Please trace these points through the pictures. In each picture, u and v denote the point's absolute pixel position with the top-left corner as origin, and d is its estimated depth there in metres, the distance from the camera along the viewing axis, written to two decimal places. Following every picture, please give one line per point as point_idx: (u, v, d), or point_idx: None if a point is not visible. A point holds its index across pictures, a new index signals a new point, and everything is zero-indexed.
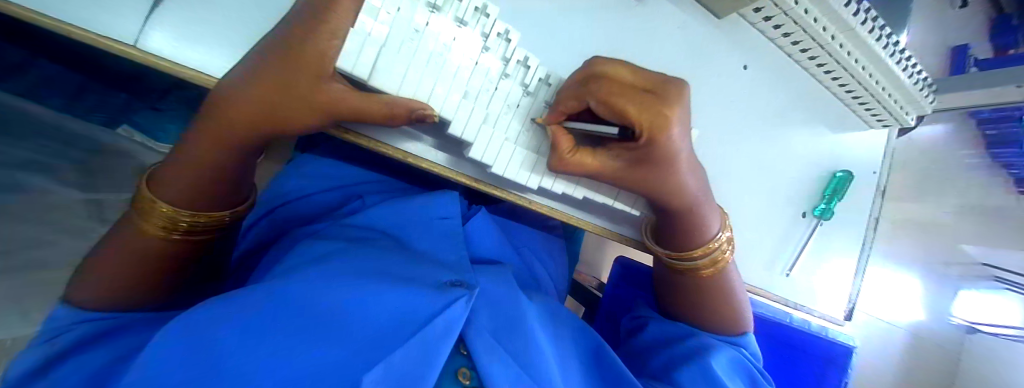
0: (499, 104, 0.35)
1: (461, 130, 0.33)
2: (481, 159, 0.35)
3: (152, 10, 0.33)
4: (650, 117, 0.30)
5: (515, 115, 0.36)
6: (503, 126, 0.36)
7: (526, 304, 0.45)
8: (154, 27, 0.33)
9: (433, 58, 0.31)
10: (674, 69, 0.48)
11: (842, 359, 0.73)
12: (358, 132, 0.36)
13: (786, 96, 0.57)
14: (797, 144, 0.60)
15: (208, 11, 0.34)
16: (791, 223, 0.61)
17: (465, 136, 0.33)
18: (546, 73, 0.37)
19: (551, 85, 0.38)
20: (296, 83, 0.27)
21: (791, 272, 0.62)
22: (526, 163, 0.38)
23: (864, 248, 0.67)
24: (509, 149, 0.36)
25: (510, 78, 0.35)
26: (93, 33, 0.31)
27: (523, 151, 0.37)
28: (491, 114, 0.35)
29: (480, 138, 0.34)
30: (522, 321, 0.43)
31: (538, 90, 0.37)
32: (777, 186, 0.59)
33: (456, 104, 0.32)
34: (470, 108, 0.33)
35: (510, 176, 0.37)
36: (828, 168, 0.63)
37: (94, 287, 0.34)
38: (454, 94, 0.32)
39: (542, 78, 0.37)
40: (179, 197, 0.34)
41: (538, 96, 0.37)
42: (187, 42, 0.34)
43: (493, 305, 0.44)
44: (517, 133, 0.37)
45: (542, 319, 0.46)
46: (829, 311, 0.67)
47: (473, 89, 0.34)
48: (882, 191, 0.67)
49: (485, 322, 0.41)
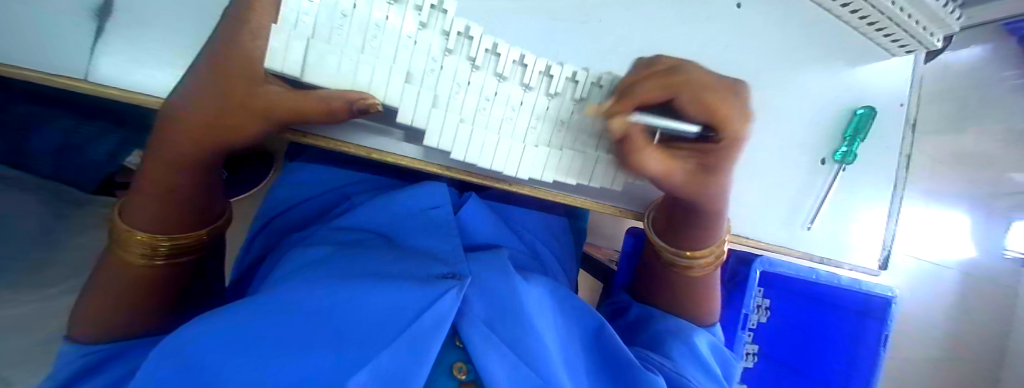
0: (448, 83, 0.32)
1: (411, 115, 0.31)
2: (438, 146, 0.33)
3: (97, 39, 0.31)
4: (740, 122, 0.33)
5: (468, 93, 0.33)
6: (456, 107, 0.33)
7: (524, 288, 0.42)
8: (102, 55, 0.32)
9: (367, 44, 0.29)
10: (658, 19, 0.44)
11: (881, 312, 0.66)
12: (316, 134, 0.35)
13: (792, 33, 0.52)
14: (809, 84, 0.54)
15: (149, 28, 0.32)
16: (809, 171, 0.56)
17: (415, 122, 0.32)
18: (493, 42, 0.33)
19: (501, 54, 0.34)
20: (232, 88, 0.26)
21: (813, 225, 0.57)
22: (488, 146, 0.35)
23: (895, 192, 0.62)
24: (467, 130, 0.34)
25: (455, 53, 0.32)
26: (44, 72, 0.31)
27: (483, 132, 0.34)
28: (442, 96, 0.33)
29: (433, 122, 0.32)
30: (516, 308, 0.40)
31: (488, 63, 0.34)
32: (789, 132, 0.54)
33: (401, 90, 0.30)
34: (416, 92, 0.31)
35: (473, 160, 0.35)
36: (849, 105, 0.57)
37: (84, 323, 0.34)
38: (396, 80, 0.30)
39: (490, 49, 0.33)
40: (149, 223, 0.33)
41: (489, 69, 0.34)
42: (133, 66, 0.32)
43: (487, 293, 0.42)
44: (474, 113, 0.34)
45: (541, 303, 0.44)
46: (863, 263, 0.62)
47: (416, 72, 0.31)
48: (911, 124, 0.61)
49: (480, 313, 0.40)
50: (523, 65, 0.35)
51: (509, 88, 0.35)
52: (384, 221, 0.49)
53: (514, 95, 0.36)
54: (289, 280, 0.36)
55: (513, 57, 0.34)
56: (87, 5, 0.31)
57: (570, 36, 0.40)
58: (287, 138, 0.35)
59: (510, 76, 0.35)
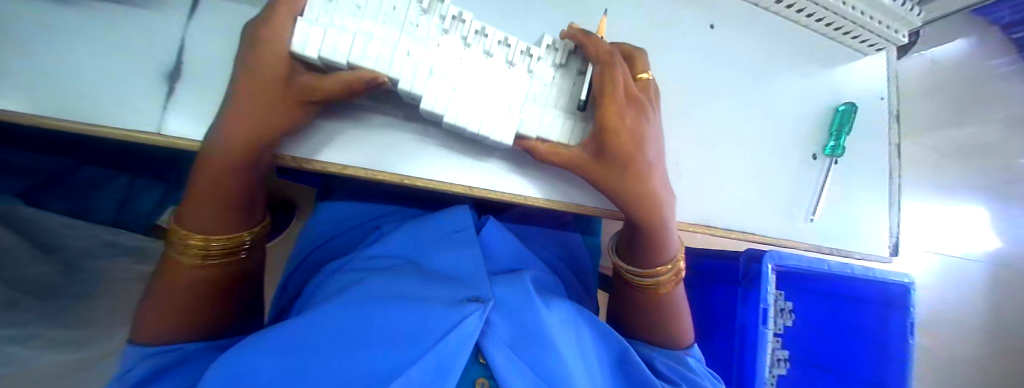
0: (444, 57, 0.36)
1: (411, 84, 0.34)
2: (435, 110, 0.35)
3: (167, 99, 0.37)
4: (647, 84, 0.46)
5: (461, 65, 0.37)
6: (452, 76, 0.37)
7: (547, 314, 0.43)
8: (170, 112, 0.37)
9: (372, 34, 0.34)
10: (641, 41, 0.50)
11: (901, 299, 0.67)
12: (353, 166, 0.38)
13: (766, 44, 0.57)
14: (790, 86, 0.59)
15: (208, 87, 0.38)
16: (804, 167, 0.59)
17: (438, 108, 0.35)
18: (482, 26, 0.38)
19: (488, 36, 0.38)
20: (273, 80, 0.33)
21: (815, 217, 0.59)
22: (501, 119, 0.38)
23: (891, 180, 0.64)
24: (461, 95, 0.36)
25: (449, 33, 0.37)
26: (120, 128, 0.35)
27: (497, 107, 0.38)
28: (461, 82, 0.37)
29: (431, 88, 0.35)
30: (539, 329, 0.42)
31: (478, 43, 0.38)
32: (778, 131, 0.58)
33: (401, 61, 0.34)
34: (415, 63, 0.35)
35: (487, 134, 0.38)
36: (830, 103, 0.61)
37: (143, 325, 0.36)
38: (397, 54, 0.34)
39: (480, 32, 0.38)
40: (201, 218, 0.37)
41: (480, 49, 0.38)
42: (195, 119, 0.37)
43: (511, 315, 0.43)
44: (468, 83, 0.38)
45: (562, 321, 0.45)
46: (876, 250, 0.63)
47: (440, 66, 0.36)
48: (896, 115, 0.64)
49: (502, 333, 0.41)
50: (530, 55, 0.41)
51: (517, 73, 0.40)
52: (411, 245, 0.52)
53: (503, 70, 0.39)
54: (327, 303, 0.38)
55: (520, 48, 0.40)
56: (158, 70, 0.37)
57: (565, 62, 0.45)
58: (319, 168, 0.38)
59: (499, 55, 0.39)
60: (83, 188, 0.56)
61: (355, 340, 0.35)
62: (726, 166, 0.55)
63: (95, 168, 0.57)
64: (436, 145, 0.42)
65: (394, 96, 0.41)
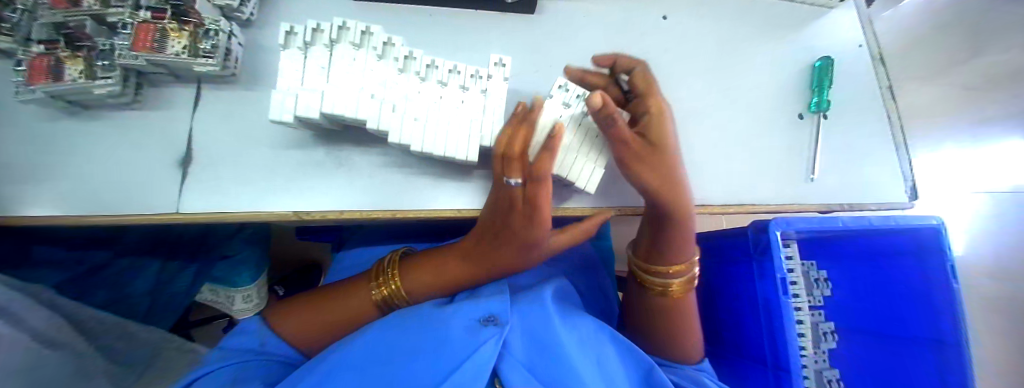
0: (400, 93, 0.39)
1: (377, 123, 0.37)
2: (401, 141, 0.38)
3: (182, 180, 0.41)
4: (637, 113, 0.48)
5: (418, 99, 0.39)
6: (409, 109, 0.38)
7: (561, 333, 0.44)
8: (186, 191, 0.41)
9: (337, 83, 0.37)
10: (598, 45, 0.53)
11: (932, 242, 0.61)
12: (350, 210, 0.42)
13: (724, 20, 0.59)
14: (761, 54, 0.60)
15: (216, 163, 0.42)
16: (793, 128, 0.58)
17: (403, 140, 0.37)
18: (432, 59, 0.40)
19: (439, 67, 0.40)
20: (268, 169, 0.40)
21: (816, 176, 0.57)
22: (463, 139, 0.39)
23: (893, 124, 0.62)
24: (421, 125, 0.38)
25: (403, 71, 0.39)
26: (148, 214, 0.40)
27: (458, 130, 0.39)
28: (420, 113, 0.39)
29: (392, 123, 0.37)
30: (556, 349, 0.43)
31: (431, 75, 0.40)
32: (757, 98, 0.58)
33: (366, 104, 0.37)
34: (377, 103, 0.37)
35: (453, 155, 0.39)
36: (806, 62, 0.61)
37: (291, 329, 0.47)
38: (361, 97, 0.37)
39: (430, 64, 0.40)
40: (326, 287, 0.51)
41: (432, 80, 0.40)
42: (206, 192, 0.41)
43: (526, 336, 0.45)
44: (426, 113, 0.39)
45: (578, 341, 0.46)
46: (893, 198, 0.60)
47: (398, 103, 0.38)
48: (879, 60, 0.63)
49: (520, 356, 0.43)
50: (481, 77, 0.41)
51: (473, 96, 0.41)
52: None
53: (456, 96, 0.41)
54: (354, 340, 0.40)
55: (471, 73, 0.41)
56: (174, 158, 0.42)
57: (530, 81, 0.49)
58: (314, 217, 0.41)
59: (451, 82, 0.41)
60: (110, 281, 0.61)
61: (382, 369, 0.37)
62: (710, 142, 0.55)
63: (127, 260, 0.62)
64: (418, 174, 0.44)
65: (376, 140, 0.45)
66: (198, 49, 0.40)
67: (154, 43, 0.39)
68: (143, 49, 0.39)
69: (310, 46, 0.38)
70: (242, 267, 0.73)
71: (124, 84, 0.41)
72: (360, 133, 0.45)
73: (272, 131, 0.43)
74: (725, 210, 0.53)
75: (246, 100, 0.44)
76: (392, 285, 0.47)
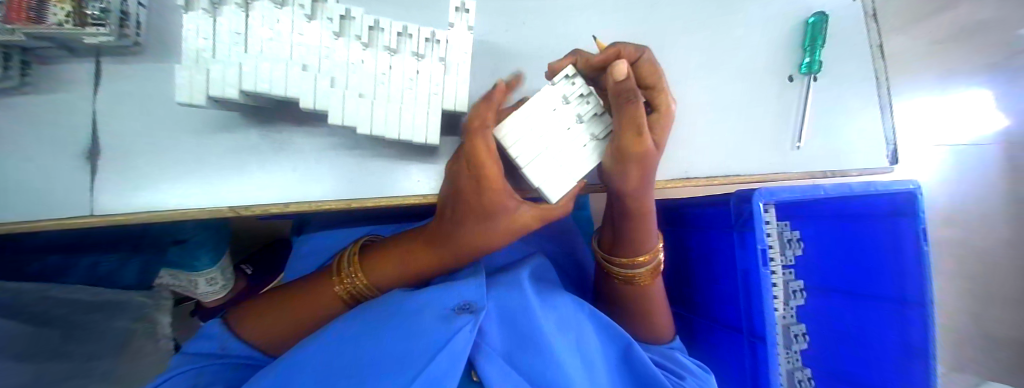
0: (339, 64, 0.33)
1: (312, 101, 0.32)
2: (344, 122, 0.33)
3: (93, 176, 0.35)
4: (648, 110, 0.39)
5: (361, 70, 0.34)
6: (352, 84, 0.33)
7: (541, 316, 0.41)
8: (100, 189, 0.35)
9: (259, 53, 0.32)
10: (574, 3, 0.47)
11: (909, 207, 0.61)
12: (299, 202, 0.38)
13: None
14: (751, 10, 0.55)
15: (135, 154, 0.36)
16: (781, 92, 0.55)
17: (347, 120, 0.33)
18: (375, 19, 0.34)
19: (384, 28, 0.34)
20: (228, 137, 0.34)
21: (802, 143, 0.55)
22: (420, 119, 0.35)
23: (878, 85, 0.60)
24: (368, 103, 0.33)
25: (341, 36, 0.33)
26: (55, 219, 0.34)
27: (413, 108, 0.35)
28: (366, 87, 0.34)
29: (332, 101, 0.32)
30: (534, 334, 0.40)
31: (375, 40, 0.34)
32: (746, 60, 0.54)
33: (297, 78, 0.32)
34: (312, 77, 0.32)
35: (408, 136, 0.35)
36: (798, 18, 0.57)
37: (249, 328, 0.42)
38: (290, 70, 0.32)
39: (373, 26, 0.34)
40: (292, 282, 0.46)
41: (377, 46, 0.34)
42: (128, 190, 0.35)
43: (506, 319, 0.41)
44: (372, 87, 0.34)
45: (557, 324, 0.42)
46: (873, 162, 0.59)
47: (339, 75, 0.33)
48: (871, 15, 0.60)
49: (496, 344, 0.39)
50: (437, 41, 0.35)
51: (428, 65, 0.36)
52: None
53: (409, 66, 0.35)
54: (316, 335, 0.36)
55: (424, 36, 0.35)
56: (77, 150, 0.35)
57: (499, 48, 0.43)
58: (256, 211, 0.36)
59: (400, 49, 0.35)
60: (57, 269, 0.56)
61: (347, 355, 0.34)
62: (695, 111, 0.51)
63: (55, 256, 0.55)
64: (373, 156, 0.40)
65: (320, 119, 0.39)
66: (86, 16, 0.31)
67: (31, 11, 0.29)
68: (19, 21, 0.29)
69: (219, 6, 0.30)
70: (201, 249, 0.64)
71: (6, 64, 0.32)
72: (300, 110, 0.39)
73: (199, 112, 0.37)
74: (706, 183, 0.51)
75: (163, 76, 0.37)
76: (353, 281, 0.42)
